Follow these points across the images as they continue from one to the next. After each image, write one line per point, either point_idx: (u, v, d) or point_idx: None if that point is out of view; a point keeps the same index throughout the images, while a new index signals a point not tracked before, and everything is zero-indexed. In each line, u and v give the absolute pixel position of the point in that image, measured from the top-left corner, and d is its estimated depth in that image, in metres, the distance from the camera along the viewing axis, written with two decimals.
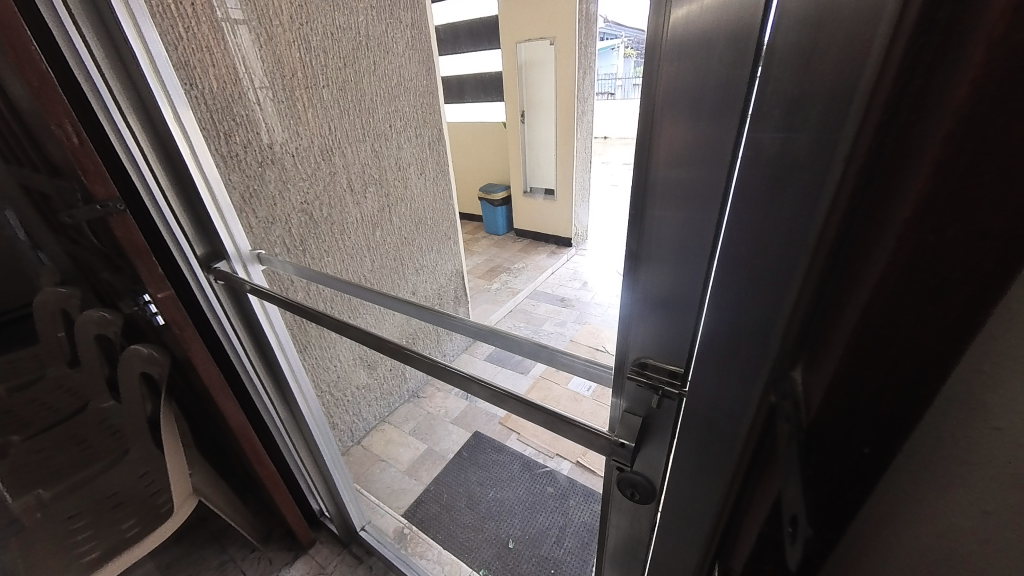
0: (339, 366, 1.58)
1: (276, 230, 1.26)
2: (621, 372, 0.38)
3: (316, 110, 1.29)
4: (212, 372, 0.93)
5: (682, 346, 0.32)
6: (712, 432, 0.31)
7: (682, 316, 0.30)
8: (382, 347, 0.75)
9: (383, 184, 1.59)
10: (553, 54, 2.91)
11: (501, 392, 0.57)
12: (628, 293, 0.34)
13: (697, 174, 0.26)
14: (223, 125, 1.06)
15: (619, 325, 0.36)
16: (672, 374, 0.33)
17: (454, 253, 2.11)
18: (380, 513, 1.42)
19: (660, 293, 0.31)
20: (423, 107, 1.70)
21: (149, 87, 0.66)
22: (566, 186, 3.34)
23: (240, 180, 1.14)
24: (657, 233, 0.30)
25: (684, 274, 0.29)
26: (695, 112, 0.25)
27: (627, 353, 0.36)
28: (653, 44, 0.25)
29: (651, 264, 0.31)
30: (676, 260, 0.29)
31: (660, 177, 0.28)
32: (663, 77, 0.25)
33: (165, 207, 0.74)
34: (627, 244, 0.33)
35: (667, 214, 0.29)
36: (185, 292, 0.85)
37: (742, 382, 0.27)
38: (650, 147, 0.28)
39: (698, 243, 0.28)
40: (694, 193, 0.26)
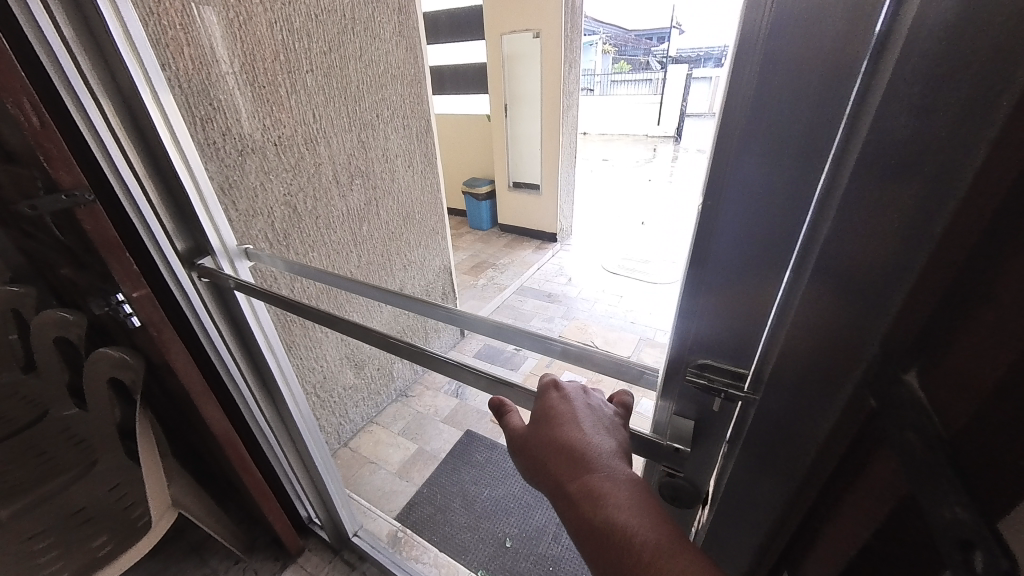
0: (325, 366, 1.51)
1: (258, 224, 1.19)
2: (671, 377, 0.37)
3: (298, 96, 1.22)
4: (194, 378, 0.87)
5: (749, 342, 0.32)
6: (785, 432, 0.31)
7: (755, 314, 0.31)
8: (375, 341, 0.70)
9: (369, 176, 1.53)
10: (538, 47, 2.88)
11: (495, 380, 0.54)
12: (688, 300, 0.34)
13: (789, 173, 0.26)
14: (200, 111, 0.98)
15: (675, 332, 0.35)
16: (733, 375, 0.34)
17: (442, 248, 2.06)
18: (371, 517, 1.38)
19: (728, 293, 0.32)
20: (411, 97, 1.64)
21: (123, 62, 0.60)
22: (551, 180, 3.32)
23: (219, 170, 1.06)
24: (732, 236, 0.30)
25: (761, 269, 0.30)
26: (792, 110, 0.25)
27: (681, 356, 0.36)
28: (750, 35, 0.24)
29: (722, 266, 0.31)
30: (754, 256, 0.30)
31: (745, 177, 0.28)
32: (759, 72, 0.25)
33: (140, 198, 0.68)
34: (694, 250, 0.32)
35: (745, 213, 0.29)
36: (165, 291, 0.79)
37: (828, 385, 0.27)
38: (733, 145, 0.27)
39: (779, 241, 0.28)
40: (779, 194, 0.27)
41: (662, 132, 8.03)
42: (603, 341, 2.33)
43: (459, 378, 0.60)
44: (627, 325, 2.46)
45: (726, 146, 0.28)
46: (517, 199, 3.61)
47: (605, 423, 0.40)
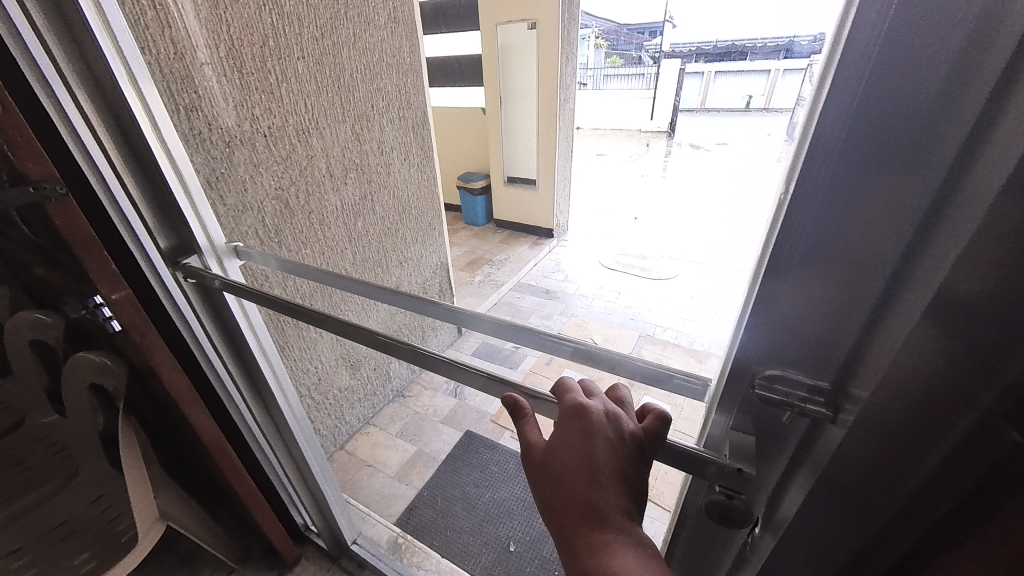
0: (320, 367, 1.46)
1: (248, 220, 1.13)
2: (735, 385, 0.37)
3: (288, 84, 1.15)
4: (180, 384, 0.81)
5: (834, 354, 0.30)
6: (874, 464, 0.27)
7: (839, 326, 0.30)
8: (370, 342, 0.65)
9: (364, 170, 1.47)
10: (535, 38, 2.82)
11: (491, 377, 0.51)
12: (767, 301, 0.33)
13: (895, 178, 0.25)
14: (182, 99, 0.92)
15: (749, 333, 0.34)
16: (808, 389, 0.32)
17: (439, 244, 2.01)
18: (370, 523, 1.34)
19: (808, 298, 0.31)
20: (407, 87, 1.58)
21: (96, 43, 0.53)
22: (548, 174, 3.28)
23: (205, 163, 1.00)
24: (823, 237, 0.29)
25: (855, 277, 0.28)
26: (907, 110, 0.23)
27: (749, 366, 0.35)
28: (866, 29, 0.23)
29: (803, 270, 0.30)
30: (846, 261, 0.28)
31: (846, 175, 0.26)
32: (873, 67, 0.23)
33: (118, 193, 0.62)
34: (778, 250, 0.31)
35: (837, 215, 0.27)
36: (147, 292, 0.73)
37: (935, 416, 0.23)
38: (831, 143, 0.26)
39: (875, 249, 0.27)
40: (878, 200, 0.26)
41: (656, 127, 8.01)
42: (602, 338, 2.31)
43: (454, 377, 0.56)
44: (626, 322, 2.43)
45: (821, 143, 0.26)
46: (513, 194, 3.56)
47: (616, 453, 0.38)
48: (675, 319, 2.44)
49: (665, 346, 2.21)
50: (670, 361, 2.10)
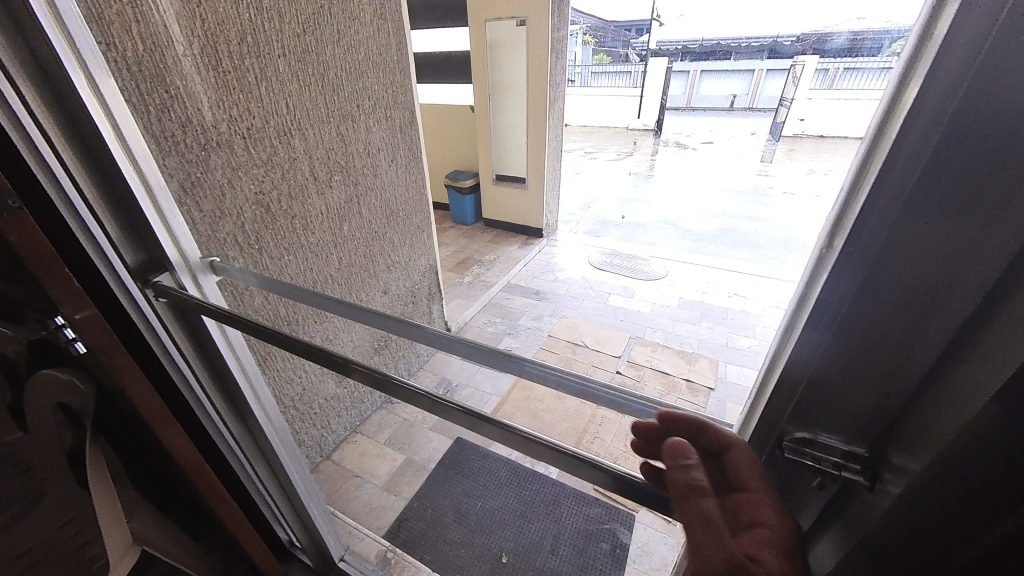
0: (305, 378, 1.41)
1: (226, 226, 1.07)
2: (766, 445, 0.41)
3: (269, 83, 1.10)
4: (152, 407, 0.75)
5: (887, 396, 0.32)
6: (918, 534, 0.29)
7: (897, 370, 0.31)
8: (336, 366, 0.60)
9: (350, 172, 1.42)
10: (524, 35, 2.78)
11: (472, 415, 0.49)
12: (816, 337, 0.34)
13: (967, 235, 0.26)
14: (153, 99, 0.86)
15: (795, 362, 0.36)
16: (842, 455, 0.35)
17: (427, 247, 1.96)
18: (358, 537, 1.31)
19: (853, 339, 0.32)
20: (394, 87, 1.53)
21: (51, 47, 0.50)
22: (537, 174, 3.25)
23: (178, 167, 0.94)
24: (873, 286, 0.30)
25: (912, 324, 0.29)
26: (981, 168, 0.25)
27: (780, 426, 0.39)
28: (935, 93, 0.25)
29: (859, 311, 0.31)
30: (905, 309, 0.29)
31: (908, 230, 0.28)
32: (944, 128, 0.25)
33: (84, 212, 0.57)
34: (830, 291, 0.32)
35: (898, 264, 0.29)
36: (116, 311, 0.67)
37: (994, 503, 0.25)
38: (898, 194, 0.28)
39: (938, 302, 0.28)
40: (947, 255, 0.27)
41: (643, 124, 8.03)
42: (593, 340, 2.30)
43: (439, 414, 0.53)
44: (616, 323, 2.43)
45: (887, 190, 0.28)
46: (502, 193, 3.51)
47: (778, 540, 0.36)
48: (664, 320, 2.45)
49: (655, 348, 2.22)
50: (659, 363, 2.11)
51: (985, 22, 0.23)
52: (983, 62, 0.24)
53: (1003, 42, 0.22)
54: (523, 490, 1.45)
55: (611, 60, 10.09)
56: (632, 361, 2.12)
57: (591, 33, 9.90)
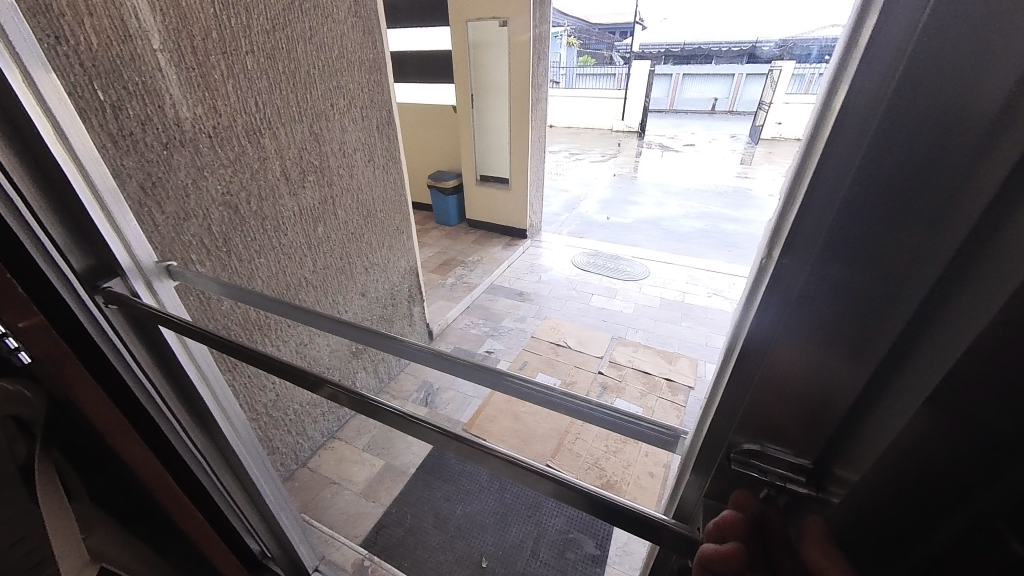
0: (278, 384, 1.37)
1: (190, 228, 1.03)
2: (709, 451, 0.40)
3: (236, 81, 1.06)
4: (110, 417, 0.73)
5: (837, 399, 0.32)
6: (874, 540, 0.30)
7: (842, 379, 0.31)
8: (297, 378, 0.58)
9: (324, 172, 1.39)
10: (506, 36, 2.78)
11: (446, 432, 0.48)
12: (758, 346, 0.33)
13: (901, 248, 0.26)
14: (108, 95, 0.82)
15: (738, 372, 0.35)
16: (791, 467, 0.35)
17: (407, 248, 1.93)
18: (334, 546, 1.28)
19: (798, 346, 0.32)
20: (371, 86, 1.50)
21: None
22: (520, 174, 3.24)
23: (138, 167, 0.90)
24: (814, 293, 0.30)
25: (860, 330, 0.30)
26: (911, 182, 0.25)
27: (729, 439, 0.38)
28: (862, 96, 0.24)
29: (803, 320, 0.31)
30: (850, 315, 0.29)
31: (846, 236, 0.28)
32: (873, 133, 0.24)
33: (24, 214, 0.54)
34: (772, 302, 0.32)
35: (839, 275, 0.29)
36: (70, 321, 0.64)
37: (943, 505, 0.27)
38: (830, 198, 0.27)
39: (881, 313, 0.29)
40: (888, 267, 0.27)
41: (626, 126, 8.12)
42: (575, 340, 2.30)
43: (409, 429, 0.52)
44: (599, 324, 2.44)
45: (822, 197, 0.27)
46: (485, 194, 3.50)
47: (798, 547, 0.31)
48: (646, 320, 2.48)
49: (636, 348, 2.24)
50: (641, 363, 2.12)
51: (907, 20, 0.22)
52: (910, 65, 0.22)
53: (933, 32, 0.21)
54: (503, 493, 1.44)
55: (594, 61, 10.18)
56: (614, 361, 2.14)
57: (575, 35, 9.99)
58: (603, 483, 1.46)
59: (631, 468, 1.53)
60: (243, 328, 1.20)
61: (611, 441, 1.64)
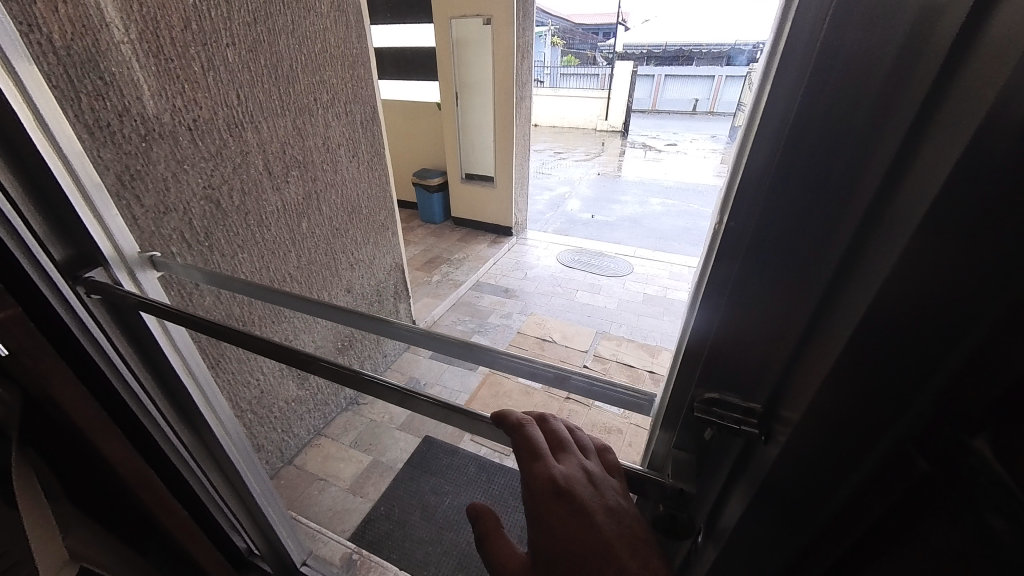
0: (263, 380, 1.36)
1: (171, 222, 1.02)
2: (678, 407, 0.43)
3: (216, 73, 1.05)
4: (87, 414, 0.70)
5: (772, 366, 0.35)
6: (808, 486, 0.30)
7: (771, 349, 0.34)
8: (288, 357, 0.59)
9: (308, 167, 1.38)
10: (490, 34, 2.79)
11: (437, 404, 0.50)
12: (709, 313, 0.38)
13: (815, 225, 0.29)
14: (84, 86, 0.80)
15: (696, 333, 0.39)
16: (744, 412, 0.37)
17: (393, 244, 1.93)
18: (321, 541, 1.28)
19: (743, 314, 0.35)
20: (354, 81, 1.50)
21: None
22: (505, 172, 3.27)
23: (115, 159, 0.88)
24: (755, 258, 0.33)
25: (792, 303, 0.32)
26: (820, 169, 0.28)
27: (692, 392, 0.41)
28: (781, 90, 0.27)
29: (737, 296, 0.35)
30: (782, 285, 0.32)
31: (774, 211, 0.31)
32: (788, 131, 0.28)
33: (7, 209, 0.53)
34: (716, 271, 0.35)
35: (766, 251, 0.32)
36: (46, 314, 0.62)
37: (862, 437, 0.27)
38: (763, 175, 0.30)
39: (801, 284, 0.31)
40: (804, 245, 0.30)
41: (610, 126, 8.22)
42: (560, 336, 2.34)
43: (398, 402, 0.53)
44: (583, 319, 2.48)
45: (756, 170, 0.30)
46: (470, 191, 3.51)
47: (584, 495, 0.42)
48: (629, 315, 2.53)
49: (620, 342, 2.28)
50: (624, 356, 2.17)
51: (814, 26, 0.25)
52: (815, 71, 0.26)
53: (842, 28, 0.24)
54: (490, 485, 1.46)
55: (577, 62, 10.24)
56: (599, 355, 2.18)
57: (558, 35, 10.04)
58: None
59: None
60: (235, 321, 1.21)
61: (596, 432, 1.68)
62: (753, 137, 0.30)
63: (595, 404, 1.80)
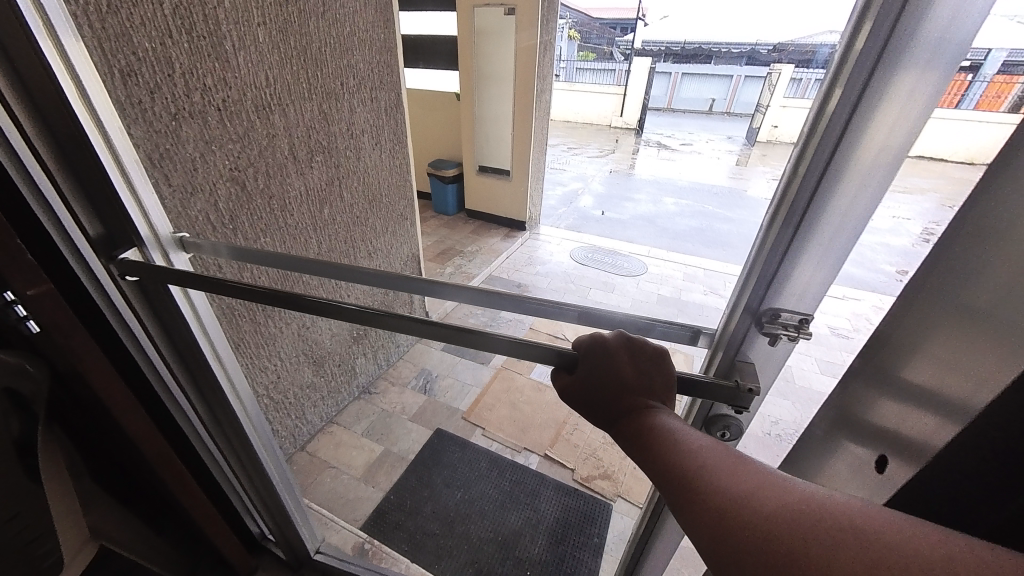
0: (280, 365, 1.36)
1: (198, 202, 1.01)
2: (743, 325, 0.48)
3: (247, 53, 1.03)
4: (116, 392, 0.71)
5: (821, 279, 0.43)
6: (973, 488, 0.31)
7: (819, 266, 0.42)
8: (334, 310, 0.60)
9: (332, 152, 1.36)
10: (512, 24, 2.75)
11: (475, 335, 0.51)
12: (781, 250, 0.42)
13: (861, 173, 0.37)
14: (118, 60, 0.79)
15: (764, 269, 0.44)
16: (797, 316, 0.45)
17: (410, 235, 1.92)
18: (334, 529, 1.29)
19: (804, 245, 0.42)
20: (380, 66, 1.47)
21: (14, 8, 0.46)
22: (521, 165, 3.22)
23: (145, 136, 0.87)
24: (825, 196, 0.39)
25: (843, 226, 0.40)
26: (891, 136, 0.35)
27: (756, 312, 0.46)
28: (868, 58, 0.33)
29: (803, 231, 0.41)
30: (840, 213, 0.40)
31: (845, 155, 0.37)
32: (867, 88, 0.34)
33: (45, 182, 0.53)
34: (795, 210, 0.40)
35: (828, 191, 0.39)
36: (78, 289, 0.62)
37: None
38: (841, 128, 0.36)
39: (850, 212, 0.39)
40: (858, 182, 0.38)
41: (625, 122, 8.10)
42: (573, 334, 2.32)
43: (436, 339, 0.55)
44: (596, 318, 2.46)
45: (837, 123, 0.36)
46: (485, 184, 3.48)
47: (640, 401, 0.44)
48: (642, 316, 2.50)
49: None
50: None
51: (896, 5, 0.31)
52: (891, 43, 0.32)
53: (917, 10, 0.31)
54: (502, 480, 1.45)
55: (594, 56, 10.08)
56: None
57: (576, 29, 9.92)
58: (601, 473, 1.50)
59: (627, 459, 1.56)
60: (246, 306, 1.19)
61: None
62: (833, 96, 0.35)
63: None
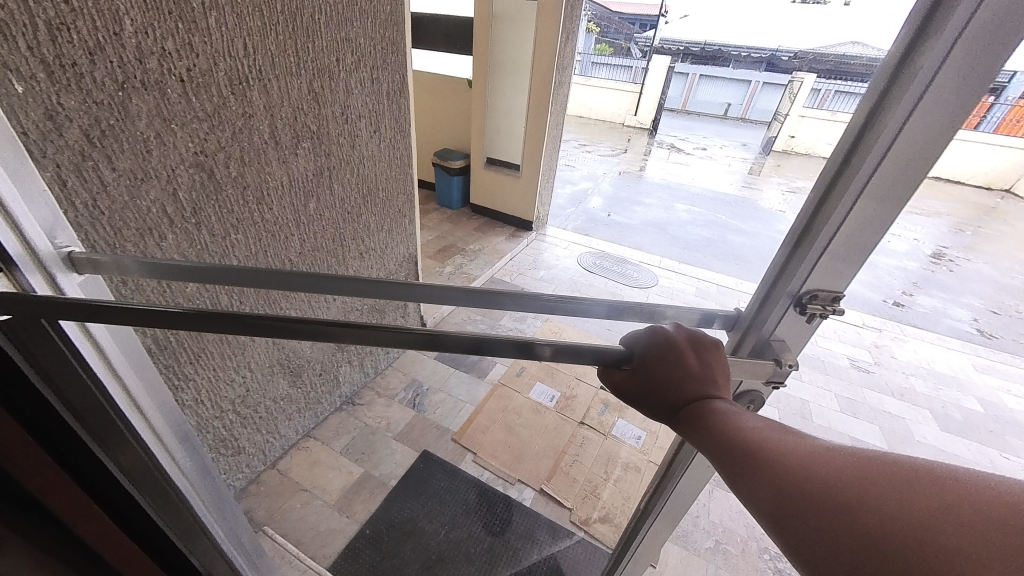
0: (250, 377, 1.20)
1: (151, 191, 0.84)
2: (782, 308, 0.53)
3: (221, 14, 0.85)
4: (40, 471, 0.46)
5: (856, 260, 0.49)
6: None
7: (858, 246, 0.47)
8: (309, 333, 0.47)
9: (321, 139, 1.19)
10: (533, 10, 2.54)
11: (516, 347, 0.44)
12: (832, 231, 0.47)
13: (908, 164, 0.42)
14: (42, 9, 0.61)
15: (814, 252, 0.48)
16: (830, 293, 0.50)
17: (408, 233, 1.74)
18: (299, 569, 1.14)
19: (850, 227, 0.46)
20: (383, 44, 1.29)
21: None
22: (531, 162, 3.04)
23: (81, 109, 0.69)
24: (878, 182, 0.43)
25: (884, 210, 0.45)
26: (939, 129, 0.40)
27: (796, 295, 0.51)
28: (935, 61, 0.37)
29: (854, 215, 0.46)
30: (884, 198, 0.44)
31: (900, 146, 0.41)
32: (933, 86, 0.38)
33: None
34: (849, 195, 0.45)
35: (879, 179, 0.43)
36: None
37: None
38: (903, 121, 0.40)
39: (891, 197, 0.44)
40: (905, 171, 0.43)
41: (639, 121, 7.85)
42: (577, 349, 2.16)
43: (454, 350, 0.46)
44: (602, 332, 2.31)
45: (899, 117, 0.40)
46: (492, 179, 3.30)
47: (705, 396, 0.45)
48: None
49: None
50: None
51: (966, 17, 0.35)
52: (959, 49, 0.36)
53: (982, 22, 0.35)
54: (492, 519, 1.31)
55: (612, 52, 9.78)
56: None
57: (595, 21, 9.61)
58: (602, 516, 1.35)
59: (631, 500, 1.41)
60: None
61: (611, 467, 1.52)
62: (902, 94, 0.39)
63: (611, 434, 1.64)
